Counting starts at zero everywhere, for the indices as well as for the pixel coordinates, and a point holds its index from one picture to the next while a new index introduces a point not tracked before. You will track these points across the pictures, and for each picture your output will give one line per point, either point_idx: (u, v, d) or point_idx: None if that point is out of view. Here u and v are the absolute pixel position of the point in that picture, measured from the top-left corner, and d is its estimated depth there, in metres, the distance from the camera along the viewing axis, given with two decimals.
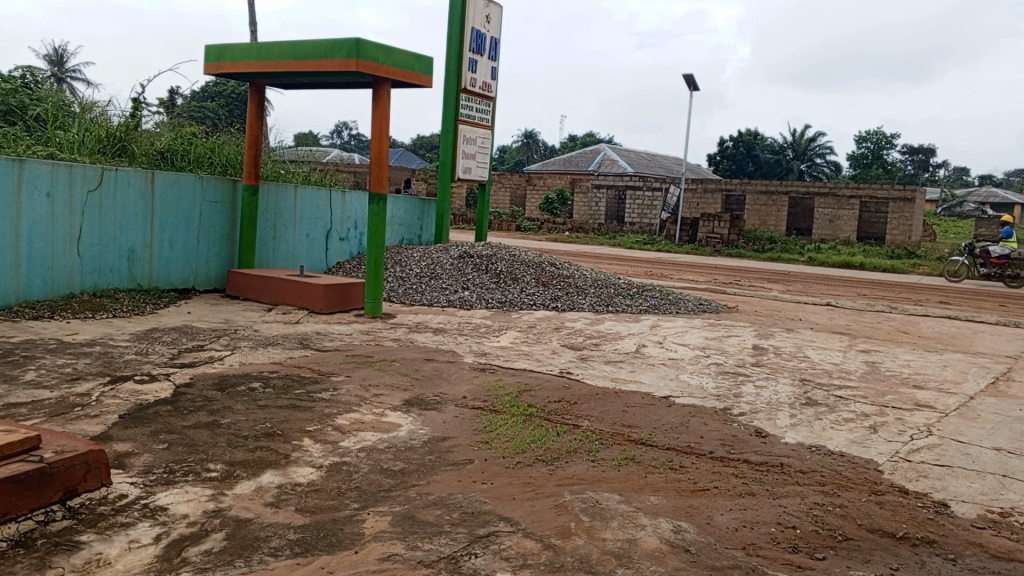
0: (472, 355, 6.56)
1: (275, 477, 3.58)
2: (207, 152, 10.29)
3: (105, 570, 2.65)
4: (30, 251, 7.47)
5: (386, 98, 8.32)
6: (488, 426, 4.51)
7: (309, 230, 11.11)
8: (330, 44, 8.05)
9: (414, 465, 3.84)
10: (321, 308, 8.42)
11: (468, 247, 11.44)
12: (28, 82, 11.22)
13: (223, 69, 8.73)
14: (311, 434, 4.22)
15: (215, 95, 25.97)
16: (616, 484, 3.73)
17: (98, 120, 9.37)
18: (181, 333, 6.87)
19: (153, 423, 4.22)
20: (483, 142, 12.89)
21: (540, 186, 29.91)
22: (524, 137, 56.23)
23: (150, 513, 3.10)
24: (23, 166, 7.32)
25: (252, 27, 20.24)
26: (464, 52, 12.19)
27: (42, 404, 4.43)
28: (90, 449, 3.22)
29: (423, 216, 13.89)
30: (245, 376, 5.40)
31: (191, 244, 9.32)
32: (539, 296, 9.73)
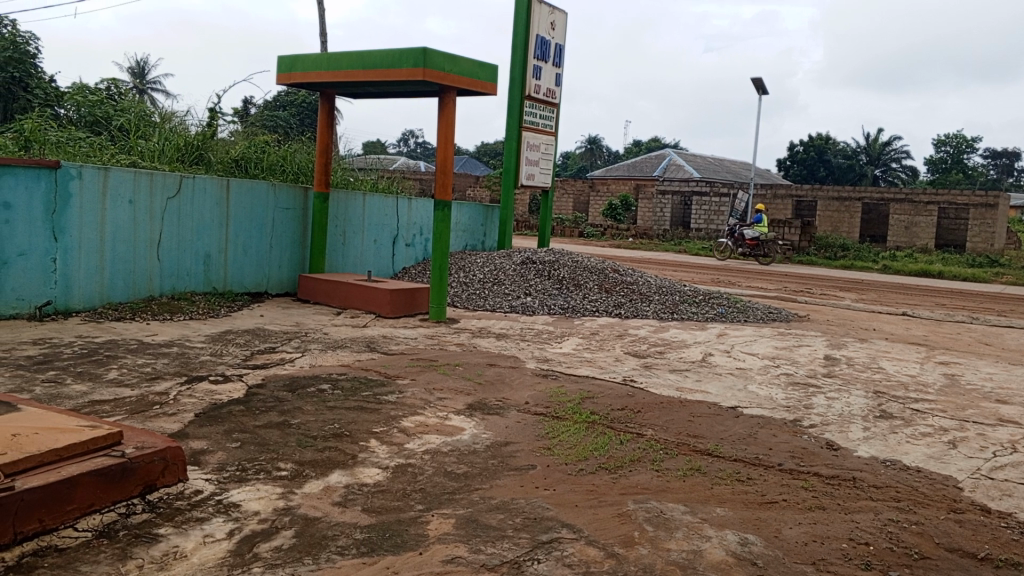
0: (535, 361, 6.56)
1: (342, 477, 3.65)
2: (280, 160, 10.59)
3: (181, 563, 2.74)
4: (114, 256, 7.81)
5: (452, 105, 8.42)
6: (551, 432, 4.51)
7: (377, 236, 11.32)
8: (398, 54, 8.18)
9: (477, 469, 3.87)
10: (388, 312, 8.56)
11: (531, 253, 11.47)
12: (112, 94, 11.77)
13: (293, 80, 8.95)
14: (378, 435, 4.30)
15: (287, 104, 26.82)
16: (681, 494, 3.68)
17: (177, 129, 9.74)
18: (253, 335, 7.08)
19: (227, 422, 4.36)
20: (547, 148, 12.91)
21: (604, 192, 29.78)
22: (588, 143, 56.18)
23: (224, 509, 3.20)
24: (108, 175, 7.65)
25: (324, 38, 20.81)
26: (529, 60, 12.25)
27: (124, 402, 4.62)
28: (169, 445, 3.35)
29: (486, 223, 14.00)
30: (314, 378, 5.53)
31: (263, 249, 9.60)
32: (602, 303, 9.68)
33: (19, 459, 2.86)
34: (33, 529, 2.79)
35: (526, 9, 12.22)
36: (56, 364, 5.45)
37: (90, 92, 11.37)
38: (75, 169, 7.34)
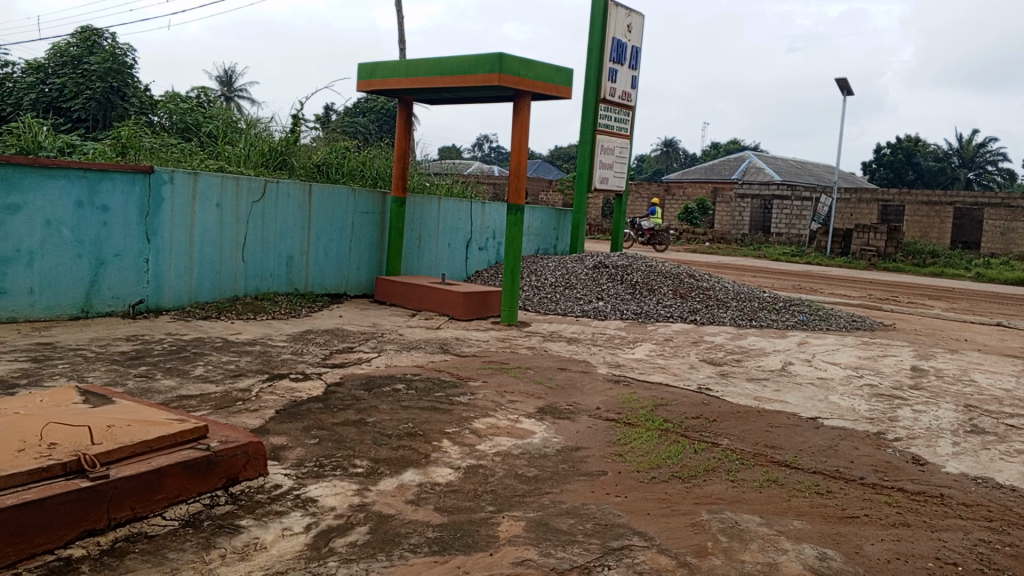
0: (607, 366, 6.52)
1: (415, 476, 3.71)
2: (359, 165, 10.84)
3: (261, 554, 2.84)
4: (202, 256, 8.15)
5: (526, 110, 8.46)
6: (623, 439, 4.47)
7: (451, 240, 11.46)
8: (474, 60, 8.27)
9: (548, 473, 3.87)
10: (461, 314, 8.65)
11: (604, 257, 11.41)
12: (202, 102, 12.29)
13: (373, 86, 9.19)
14: (450, 435, 4.35)
15: (366, 111, 27.46)
16: (757, 505, 3.59)
17: (262, 135, 10.09)
18: (332, 335, 7.27)
19: (306, 419, 4.49)
20: (621, 151, 12.82)
21: (680, 196, 29.33)
22: (665, 146, 55.60)
23: (302, 504, 3.30)
24: (197, 179, 7.97)
25: (402, 45, 21.14)
26: (604, 62, 12.18)
27: (209, 397, 4.82)
28: (251, 440, 3.47)
29: (559, 227, 14.00)
30: (389, 378, 5.64)
31: (343, 252, 9.86)
32: (676, 308, 9.54)
33: (113, 449, 3.01)
34: (125, 516, 2.92)
35: (603, 12, 12.16)
36: (148, 360, 5.72)
37: (181, 100, 11.88)
38: (167, 174, 7.68)
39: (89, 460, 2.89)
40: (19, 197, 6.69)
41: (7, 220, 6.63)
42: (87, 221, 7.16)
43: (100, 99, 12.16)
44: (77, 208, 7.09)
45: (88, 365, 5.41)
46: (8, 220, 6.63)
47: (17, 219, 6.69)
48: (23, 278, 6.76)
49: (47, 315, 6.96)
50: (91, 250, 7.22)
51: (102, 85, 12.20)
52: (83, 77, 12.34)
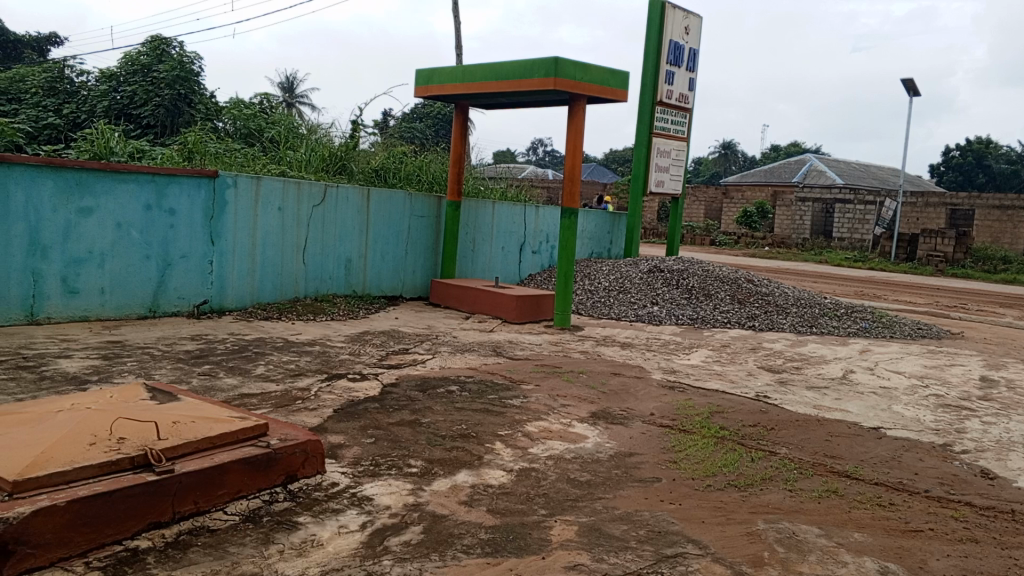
0: (661, 371, 6.46)
1: (469, 477, 3.74)
2: (416, 170, 10.98)
3: (318, 551, 2.90)
4: (264, 258, 8.36)
5: (581, 113, 8.44)
6: (678, 446, 4.43)
7: (504, 243, 11.51)
8: (531, 64, 8.29)
9: (601, 478, 3.85)
10: (514, 317, 8.67)
11: (659, 261, 11.30)
12: (265, 108, 12.61)
13: (430, 92, 9.31)
14: (503, 438, 4.37)
15: (422, 116, 27.83)
16: (816, 516, 3.51)
17: (323, 140, 10.30)
18: (388, 336, 7.37)
19: (363, 418, 4.57)
20: (678, 154, 12.69)
21: (738, 199, 28.85)
22: (723, 148, 54.82)
23: (358, 502, 3.35)
24: (260, 184, 8.18)
25: (459, 50, 21.31)
26: (662, 64, 12.07)
27: (270, 396, 4.93)
28: (310, 439, 3.55)
29: (613, 230, 13.93)
30: (444, 379, 5.69)
31: (400, 255, 10.00)
32: (734, 314, 9.39)
33: (178, 444, 3.10)
34: (188, 510, 3.01)
35: (660, 14, 12.07)
36: (212, 359, 5.89)
37: (245, 106, 12.22)
38: (231, 178, 7.89)
39: (156, 455, 2.99)
40: (92, 200, 6.95)
41: (81, 223, 6.90)
42: (155, 224, 7.41)
43: (168, 106, 12.58)
44: (146, 211, 7.34)
45: (155, 363, 5.60)
46: (81, 223, 6.90)
47: (89, 222, 6.95)
48: (95, 278, 7.03)
49: (117, 314, 7.22)
50: (158, 252, 7.47)
51: (171, 92, 12.63)
52: (153, 85, 12.78)
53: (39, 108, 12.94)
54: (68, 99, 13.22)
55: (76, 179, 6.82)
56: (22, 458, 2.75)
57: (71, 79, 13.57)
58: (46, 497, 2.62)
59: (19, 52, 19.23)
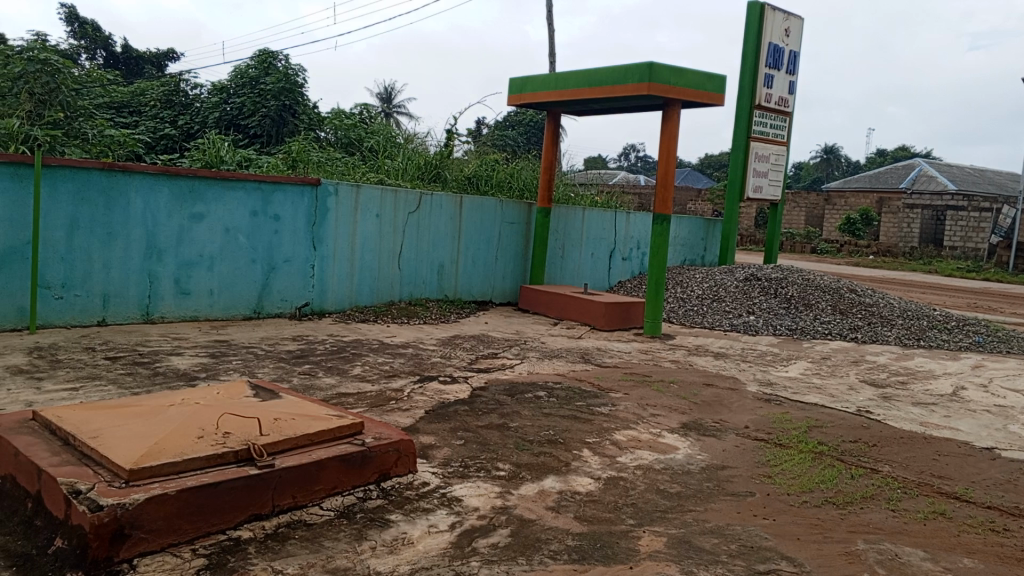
0: (757, 383, 6.28)
1: (556, 483, 3.74)
2: (508, 177, 11.08)
3: (408, 549, 2.96)
4: (362, 263, 8.63)
5: (675, 118, 8.33)
6: (773, 460, 4.30)
7: (595, 250, 11.48)
8: (624, 70, 8.24)
9: (691, 490, 3.78)
10: (603, 324, 8.62)
11: (756, 269, 11.00)
12: (364, 118, 13.02)
13: (524, 100, 9.42)
14: (591, 445, 4.35)
15: (515, 124, 28.11)
16: (921, 539, 3.33)
17: (419, 149, 10.54)
18: (479, 341, 7.46)
19: (453, 420, 4.64)
20: (777, 159, 12.33)
21: (841, 206, 27.74)
22: (825, 153, 52.92)
23: (448, 502, 3.41)
24: (360, 192, 8.45)
25: (553, 58, 21.34)
26: (760, 68, 11.76)
27: (365, 395, 5.09)
28: (402, 438, 3.64)
29: (707, 237, 13.67)
30: (532, 385, 5.71)
31: (490, 261, 10.13)
32: (835, 325, 9.04)
33: (279, 440, 3.24)
34: (287, 504, 3.14)
35: (759, 16, 11.78)
36: (311, 359, 6.12)
37: (346, 117, 12.66)
38: (332, 187, 8.18)
39: (258, 449, 3.13)
40: (203, 207, 7.34)
41: (193, 228, 7.30)
42: (260, 230, 7.77)
43: (274, 116, 13.15)
44: (253, 217, 7.70)
45: (259, 362, 5.87)
46: (193, 228, 7.29)
47: (201, 227, 7.35)
48: (205, 281, 7.42)
49: (224, 315, 7.60)
50: (263, 257, 7.81)
51: (276, 103, 13.19)
52: (261, 96, 13.39)
53: (157, 120, 13.78)
54: (183, 111, 14.02)
55: (189, 187, 7.22)
56: (137, 449, 2.92)
57: (186, 92, 14.37)
58: (159, 485, 2.78)
59: (140, 67, 20.51)
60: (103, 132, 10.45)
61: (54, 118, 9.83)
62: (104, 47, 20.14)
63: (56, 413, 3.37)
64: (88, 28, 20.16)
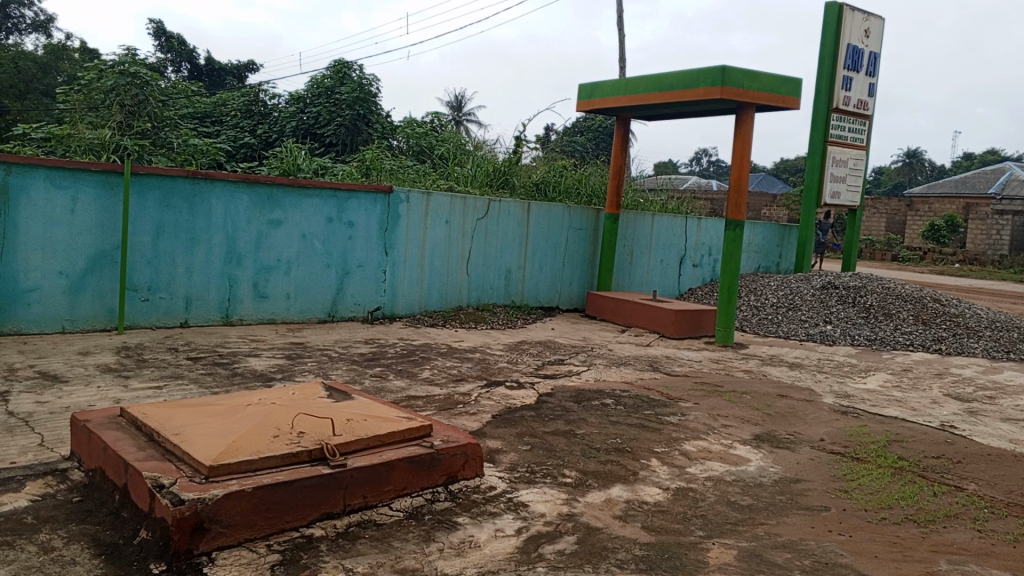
0: (833, 395, 6.09)
1: (624, 491, 3.71)
2: (576, 183, 11.07)
3: (475, 552, 2.99)
4: (432, 269, 8.76)
5: (749, 121, 8.18)
6: (850, 474, 4.16)
7: (664, 256, 11.34)
8: (697, 75, 8.11)
9: (763, 503, 3.69)
10: (672, 332, 8.49)
11: (834, 277, 10.67)
12: (435, 126, 13.23)
13: (592, 106, 9.42)
14: (659, 455, 4.30)
15: (584, 130, 28.09)
16: (1010, 562, 3.17)
17: (488, 156, 10.63)
18: (546, 347, 7.46)
19: (520, 425, 4.66)
20: (855, 164, 11.95)
21: (925, 212, 26.65)
22: (907, 157, 50.98)
23: (514, 507, 3.43)
24: (430, 198, 8.58)
25: (623, 63, 21.23)
26: (838, 70, 11.43)
27: (433, 399, 5.16)
28: (470, 442, 3.68)
29: (783, 243, 13.35)
30: (599, 392, 5.68)
31: (557, 267, 10.13)
32: (917, 336, 8.69)
33: (351, 440, 3.31)
34: (358, 503, 3.20)
35: (837, 17, 11.44)
36: (382, 362, 6.25)
37: (417, 125, 12.87)
38: (404, 194, 8.33)
39: (331, 449, 3.20)
40: (281, 213, 7.57)
41: (271, 234, 7.53)
42: (335, 235, 7.96)
43: (349, 125, 13.47)
44: (328, 223, 7.90)
45: (332, 364, 6.02)
46: (271, 234, 7.53)
47: (278, 233, 7.58)
48: (282, 284, 7.65)
49: (299, 318, 7.82)
50: (338, 261, 8.01)
51: (351, 113, 13.51)
52: (336, 106, 13.72)
53: (238, 129, 14.31)
54: (262, 120, 14.50)
55: (268, 194, 7.45)
56: (216, 446, 3.04)
57: (265, 102, 14.84)
58: (236, 482, 2.87)
59: (222, 78, 21.33)
60: (187, 142, 10.89)
61: (142, 128, 10.31)
62: (188, 60, 20.97)
63: (141, 410, 3.52)
64: (174, 42, 21.03)
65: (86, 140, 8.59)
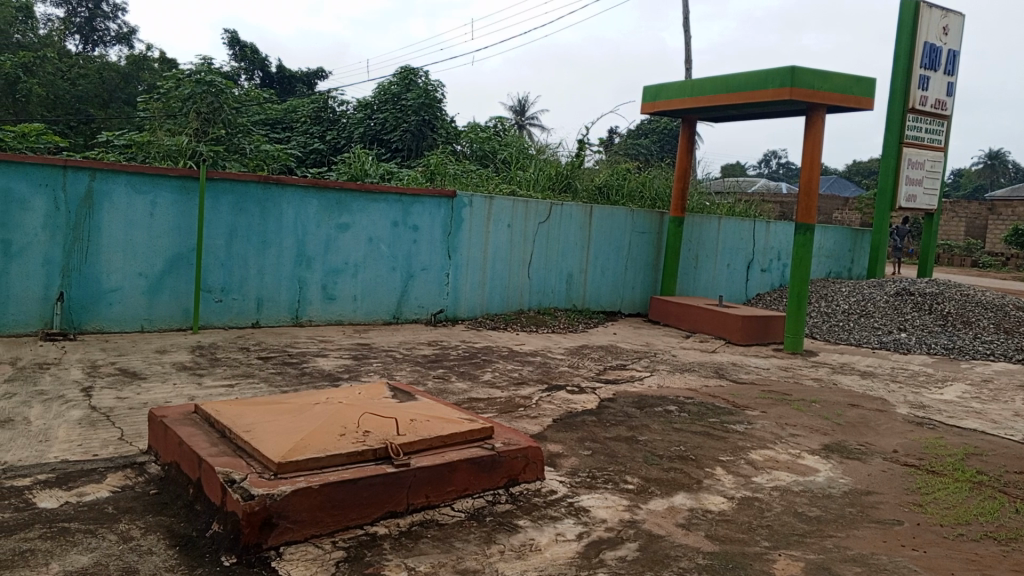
0: (907, 405, 5.88)
1: (687, 500, 3.66)
2: (639, 186, 10.97)
3: (536, 555, 2.99)
4: (494, 272, 8.81)
5: (820, 123, 7.98)
6: (924, 487, 4.01)
7: (730, 261, 11.14)
8: (764, 76, 7.96)
9: (832, 515, 3.59)
10: (739, 338, 8.34)
11: (910, 283, 10.32)
12: (499, 131, 13.31)
13: (658, 108, 9.33)
14: (724, 464, 4.22)
15: (649, 132, 27.86)
16: None
17: (550, 160, 10.64)
18: (607, 352, 7.42)
19: (581, 430, 4.64)
20: (933, 166, 11.51)
21: (1008, 216, 25.46)
22: (988, 159, 48.85)
23: (575, 512, 3.42)
24: (493, 203, 8.64)
25: (689, 65, 20.96)
26: (914, 69, 11.05)
27: (495, 401, 5.19)
28: (530, 445, 3.69)
29: (855, 248, 12.96)
30: (662, 399, 5.61)
31: (620, 271, 10.06)
32: (998, 345, 8.31)
33: (414, 440, 3.35)
34: (420, 503, 3.24)
35: (913, 15, 11.07)
36: (444, 364, 6.32)
37: (481, 130, 12.97)
38: (467, 198, 8.41)
39: (395, 449, 3.25)
40: (349, 217, 7.73)
41: (339, 237, 7.70)
42: (400, 239, 8.08)
43: (414, 131, 13.67)
44: (394, 227, 8.03)
45: (396, 365, 6.11)
46: (339, 237, 7.70)
47: (346, 236, 7.74)
48: (349, 287, 7.82)
49: (366, 320, 7.97)
50: (402, 264, 8.13)
51: (416, 118, 13.71)
52: (402, 112, 13.93)
53: (308, 136, 14.70)
54: (331, 126, 14.84)
55: (336, 199, 7.62)
56: (285, 443, 3.12)
57: (334, 109, 15.18)
58: (304, 479, 2.95)
59: (293, 86, 21.92)
60: (259, 148, 11.23)
61: (217, 135, 10.68)
62: (261, 69, 21.62)
63: (213, 407, 3.64)
64: (248, 51, 21.69)
65: (165, 146, 8.96)
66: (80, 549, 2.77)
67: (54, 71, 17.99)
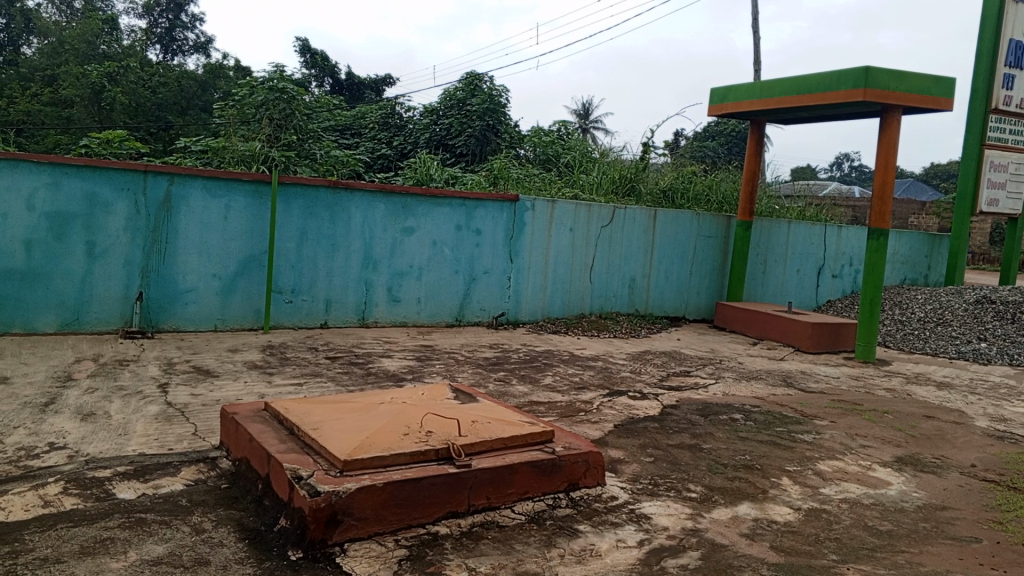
0: (987, 418, 5.62)
1: (751, 510, 3.59)
2: (705, 190, 10.81)
3: (596, 560, 2.98)
4: (556, 276, 8.82)
5: (896, 124, 7.71)
6: (1004, 504, 3.84)
7: (800, 266, 10.87)
8: (836, 76, 7.75)
9: (905, 530, 3.47)
10: (807, 346, 8.12)
11: (991, 291, 9.89)
12: (563, 134, 13.30)
13: (726, 110, 9.21)
14: (791, 474, 4.13)
15: (716, 134, 27.40)
16: None
17: (614, 163, 10.57)
18: (671, 357, 7.34)
19: (643, 436, 4.60)
20: (1018, 168, 11.02)
21: None
22: None
23: (636, 519, 3.39)
24: (555, 206, 8.65)
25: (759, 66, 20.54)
26: (998, 68, 10.56)
27: (556, 406, 5.19)
28: (591, 450, 3.67)
29: (932, 253, 12.50)
30: (727, 407, 5.51)
31: (684, 276, 9.93)
32: None
33: (476, 442, 3.38)
34: (481, 504, 3.27)
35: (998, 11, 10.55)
36: (506, 367, 6.35)
37: (545, 134, 12.99)
38: (530, 202, 8.43)
39: (457, 449, 3.28)
40: (414, 221, 7.83)
41: (404, 241, 7.81)
42: (464, 242, 8.16)
43: (478, 135, 13.80)
44: (457, 231, 8.11)
45: (458, 367, 6.17)
46: (405, 241, 7.81)
47: (411, 240, 7.85)
48: (414, 289, 7.93)
49: (429, 322, 8.08)
50: (466, 268, 8.21)
51: (481, 123, 13.83)
52: (467, 117, 14.06)
53: (375, 141, 14.97)
54: (397, 132, 15.09)
55: (403, 203, 7.74)
56: (351, 442, 3.19)
57: (401, 114, 15.42)
58: (368, 477, 3.00)
59: (361, 92, 22.38)
60: (329, 153, 11.48)
61: (289, 140, 10.96)
62: (331, 75, 22.08)
63: (283, 405, 3.75)
64: (317, 58, 22.17)
65: (239, 152, 9.25)
66: (156, 539, 2.89)
67: (137, 80, 18.76)
